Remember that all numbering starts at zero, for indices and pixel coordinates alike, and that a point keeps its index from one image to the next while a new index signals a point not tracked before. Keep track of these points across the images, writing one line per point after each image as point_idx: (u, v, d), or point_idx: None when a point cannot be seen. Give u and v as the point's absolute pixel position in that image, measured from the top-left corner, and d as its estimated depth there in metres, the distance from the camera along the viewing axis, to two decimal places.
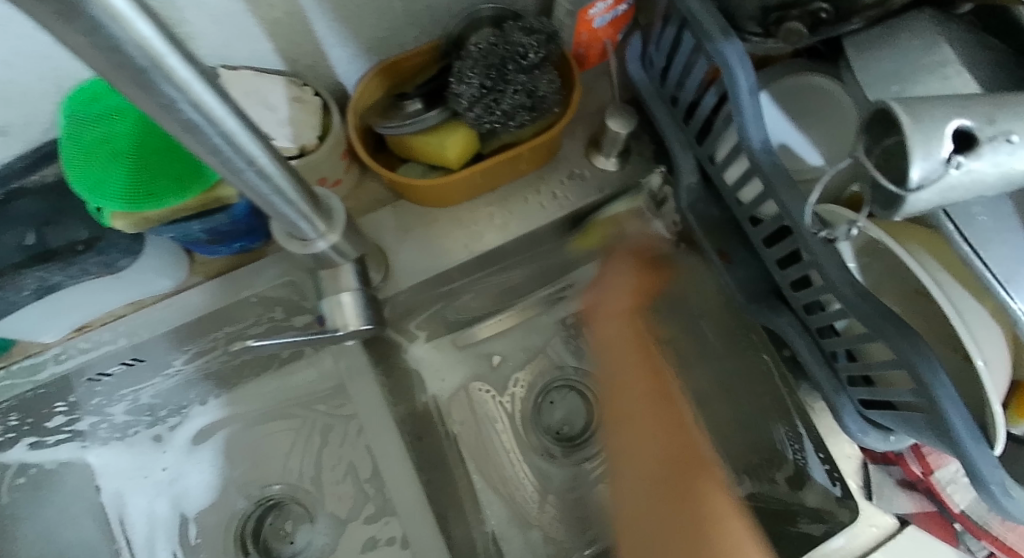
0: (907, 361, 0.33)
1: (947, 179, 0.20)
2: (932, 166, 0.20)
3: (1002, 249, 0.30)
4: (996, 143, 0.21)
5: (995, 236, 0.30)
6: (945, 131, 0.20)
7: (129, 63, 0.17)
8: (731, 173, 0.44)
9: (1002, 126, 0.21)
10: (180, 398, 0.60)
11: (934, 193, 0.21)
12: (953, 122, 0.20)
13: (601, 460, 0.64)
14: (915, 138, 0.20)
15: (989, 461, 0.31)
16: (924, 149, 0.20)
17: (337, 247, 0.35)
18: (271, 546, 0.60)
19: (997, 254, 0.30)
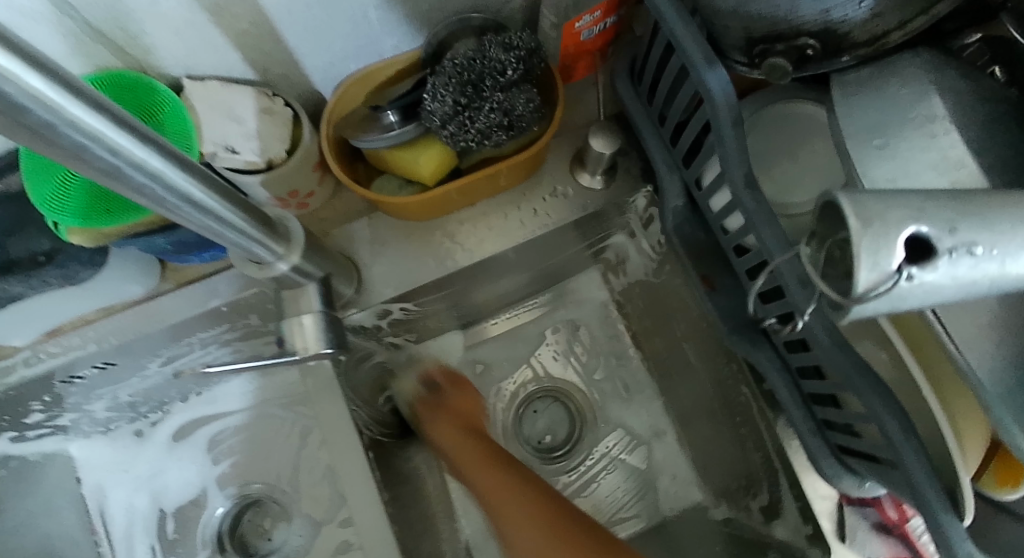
0: (877, 416, 0.32)
1: (893, 291, 0.19)
2: (879, 278, 0.18)
3: (978, 319, 0.28)
4: (956, 255, 0.19)
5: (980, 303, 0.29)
6: (896, 240, 0.18)
7: (29, 121, 0.16)
8: (717, 201, 0.43)
9: (963, 237, 0.19)
10: (162, 395, 0.61)
11: (881, 302, 0.19)
12: (908, 228, 0.18)
13: (579, 474, 0.63)
14: (862, 242, 0.18)
15: (960, 531, 0.30)
16: (868, 262, 0.18)
17: (298, 268, 0.35)
18: (248, 542, 0.61)
19: (967, 327, 0.29)
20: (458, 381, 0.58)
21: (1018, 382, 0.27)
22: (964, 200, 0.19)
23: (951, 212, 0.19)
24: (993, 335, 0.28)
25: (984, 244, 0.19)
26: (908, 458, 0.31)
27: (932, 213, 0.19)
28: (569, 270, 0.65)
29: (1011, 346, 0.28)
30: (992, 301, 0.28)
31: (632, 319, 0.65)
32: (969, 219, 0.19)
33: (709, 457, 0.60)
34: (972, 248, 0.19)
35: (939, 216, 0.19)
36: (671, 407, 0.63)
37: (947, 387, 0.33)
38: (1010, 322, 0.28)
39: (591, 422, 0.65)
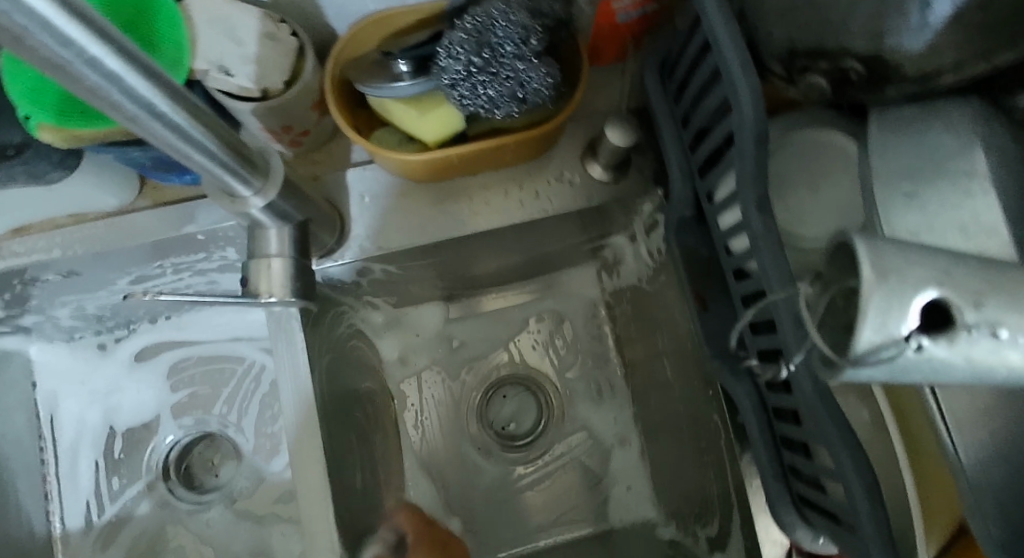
0: (844, 475, 0.31)
1: (897, 360, 0.17)
2: (886, 343, 0.16)
3: (977, 396, 0.27)
4: (975, 334, 0.17)
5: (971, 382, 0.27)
6: (910, 308, 0.16)
7: None
8: (726, 218, 0.41)
9: (989, 316, 0.17)
10: (130, 313, 0.58)
11: (880, 370, 0.17)
12: (928, 292, 0.17)
13: (537, 467, 0.63)
14: (875, 299, 0.16)
15: None
16: (876, 322, 0.16)
17: (274, 207, 0.33)
18: (193, 476, 0.61)
19: (963, 407, 0.27)
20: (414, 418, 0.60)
21: (1002, 476, 0.26)
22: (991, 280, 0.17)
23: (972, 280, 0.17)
24: (988, 418, 0.26)
25: (1010, 328, 0.17)
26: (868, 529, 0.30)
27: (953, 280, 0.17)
28: (562, 261, 0.63)
29: (1005, 432, 0.26)
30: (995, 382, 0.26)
31: (617, 321, 0.64)
32: (998, 296, 0.17)
33: (667, 476, 0.59)
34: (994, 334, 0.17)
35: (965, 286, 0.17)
36: (641, 418, 0.62)
37: (924, 459, 0.32)
38: (1010, 407, 0.26)
39: (558, 417, 0.64)
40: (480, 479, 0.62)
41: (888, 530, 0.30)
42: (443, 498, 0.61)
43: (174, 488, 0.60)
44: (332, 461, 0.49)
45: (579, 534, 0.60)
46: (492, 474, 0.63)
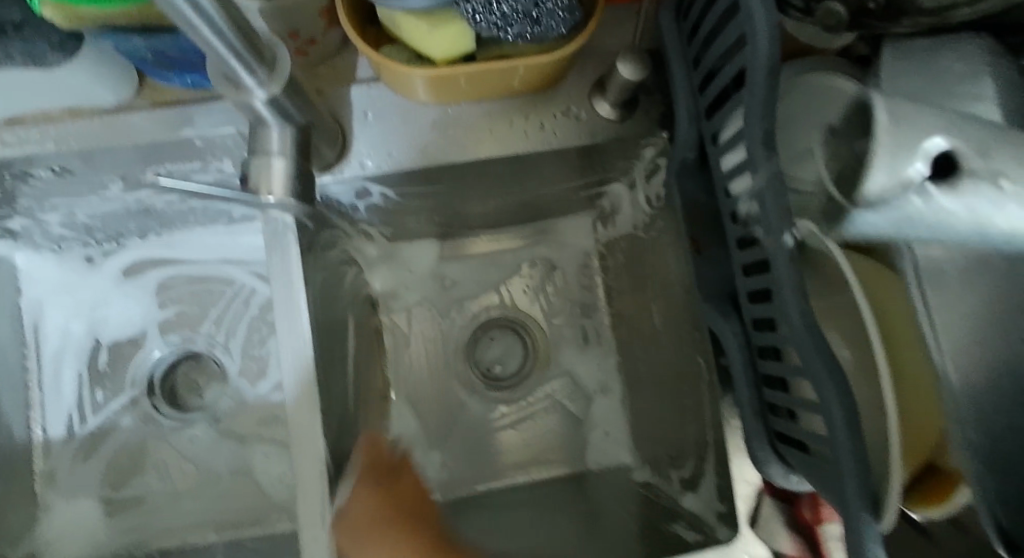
0: (828, 409, 0.31)
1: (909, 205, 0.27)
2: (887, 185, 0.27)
3: (963, 304, 0.29)
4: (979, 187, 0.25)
5: (950, 273, 0.29)
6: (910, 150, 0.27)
7: None
8: (728, 160, 0.41)
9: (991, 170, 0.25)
10: (119, 226, 0.57)
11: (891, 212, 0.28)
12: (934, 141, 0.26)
13: (518, 407, 0.65)
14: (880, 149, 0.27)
15: (875, 531, 0.30)
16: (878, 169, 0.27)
17: (277, 103, 0.32)
18: (178, 395, 0.61)
19: (947, 311, 0.29)
20: (390, 474, 0.54)
21: (977, 375, 0.29)
22: None
23: None
24: (971, 326, 0.29)
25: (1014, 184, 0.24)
26: (844, 455, 0.30)
27: None
28: (559, 208, 0.63)
29: (986, 338, 0.29)
30: (971, 292, 0.29)
31: (609, 272, 0.65)
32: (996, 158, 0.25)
33: (644, 424, 0.60)
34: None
35: None
36: (625, 368, 0.64)
37: (908, 395, 0.33)
38: (988, 314, 0.29)
39: (543, 360, 0.66)
40: (464, 413, 0.64)
41: (864, 459, 0.30)
42: (426, 429, 0.63)
43: (158, 405, 0.60)
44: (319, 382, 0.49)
45: (556, 474, 0.62)
46: (475, 411, 0.65)
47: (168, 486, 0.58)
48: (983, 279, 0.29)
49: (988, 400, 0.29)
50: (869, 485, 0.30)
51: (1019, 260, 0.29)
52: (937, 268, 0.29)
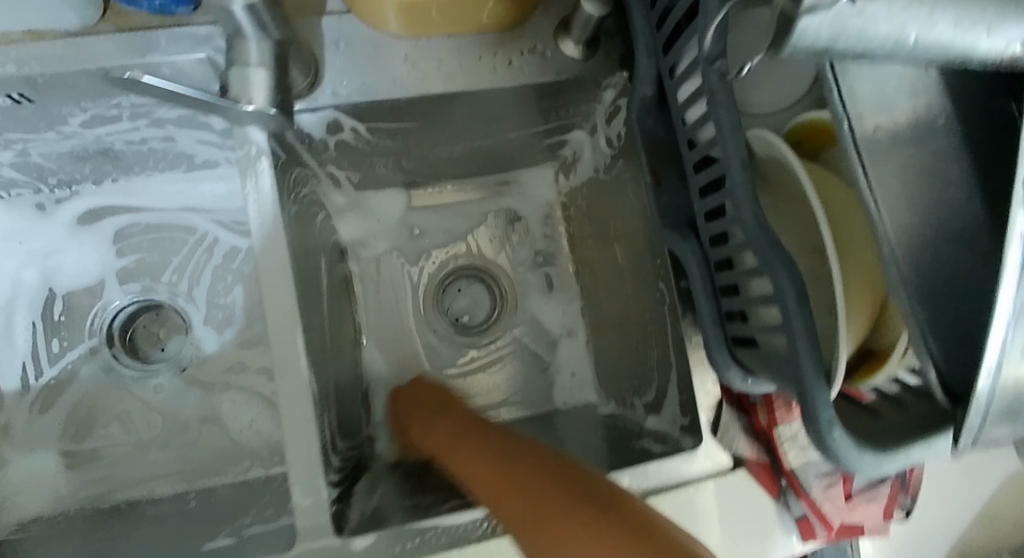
0: (783, 298, 0.34)
1: (839, 10, 0.18)
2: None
3: (903, 161, 0.24)
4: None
5: (884, 136, 0.24)
6: None
7: None
8: (685, 91, 0.44)
9: None
10: (74, 170, 0.55)
11: (825, 23, 0.19)
12: None
13: (487, 352, 0.67)
14: None
15: (825, 398, 0.32)
16: None
17: (255, 11, 0.32)
18: (138, 348, 0.60)
19: (886, 172, 0.24)
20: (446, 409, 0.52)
21: (923, 240, 0.24)
22: None
23: None
24: (911, 189, 0.24)
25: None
26: (799, 333, 0.33)
27: None
28: (523, 157, 0.65)
29: (927, 197, 0.24)
30: (911, 147, 0.24)
31: (571, 221, 0.68)
32: None
33: (609, 361, 0.64)
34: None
35: None
36: (588, 312, 0.67)
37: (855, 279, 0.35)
38: (932, 168, 0.24)
39: (511, 307, 0.68)
40: (435, 358, 0.66)
41: (814, 334, 0.33)
42: (397, 375, 0.64)
43: (119, 354, 0.59)
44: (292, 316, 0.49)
45: (516, 417, 0.65)
46: (445, 355, 0.66)
47: (134, 436, 0.57)
48: (927, 135, 0.25)
49: (935, 268, 0.24)
50: (820, 358, 0.33)
51: (961, 108, 0.25)
52: (873, 134, 0.24)
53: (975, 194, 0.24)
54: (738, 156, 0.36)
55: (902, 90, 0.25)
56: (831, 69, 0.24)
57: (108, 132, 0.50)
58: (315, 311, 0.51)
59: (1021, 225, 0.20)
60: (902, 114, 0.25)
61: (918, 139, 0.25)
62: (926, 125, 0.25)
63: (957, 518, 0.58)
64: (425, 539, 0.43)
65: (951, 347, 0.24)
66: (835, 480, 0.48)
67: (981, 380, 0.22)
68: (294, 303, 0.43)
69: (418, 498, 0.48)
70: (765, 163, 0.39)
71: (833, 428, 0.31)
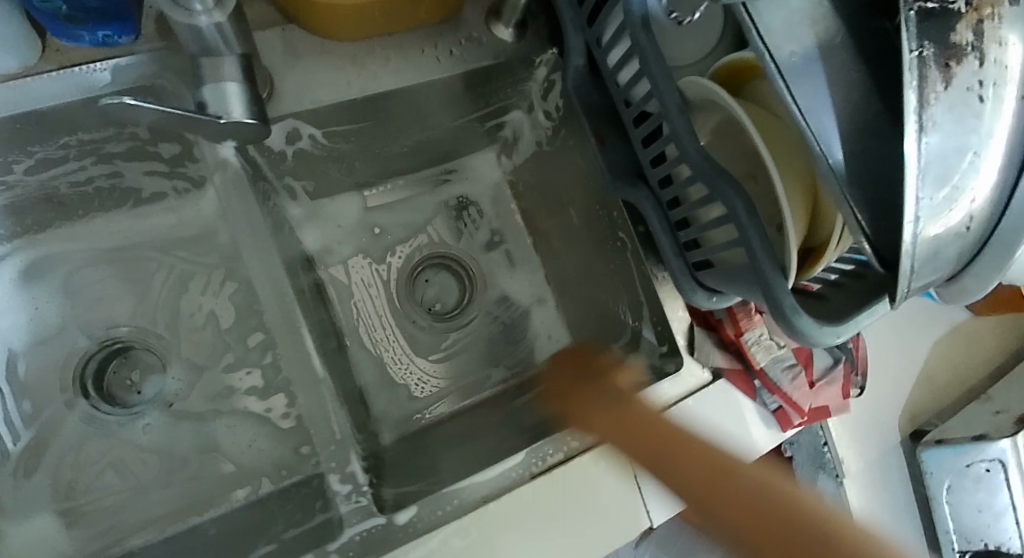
0: (734, 214, 0.40)
1: None
2: None
3: (814, 80, 0.30)
4: None
5: (797, 65, 0.30)
6: None
7: None
8: (614, 56, 0.49)
9: None
10: (14, 225, 0.53)
11: None
12: None
13: (466, 332, 0.71)
14: None
15: (784, 288, 0.38)
16: None
17: (222, 27, 0.34)
18: (113, 395, 0.58)
19: (804, 91, 0.30)
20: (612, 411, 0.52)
21: (840, 140, 0.31)
22: None
23: None
24: (824, 101, 0.30)
25: None
26: (753, 240, 0.39)
27: None
28: (469, 144, 0.69)
29: (836, 104, 0.31)
30: (818, 68, 0.31)
31: (522, 197, 0.72)
32: None
33: (581, 317, 0.69)
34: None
35: None
36: (553, 277, 0.71)
37: (791, 189, 0.41)
38: (837, 82, 0.31)
39: (481, 286, 0.72)
40: (419, 347, 0.68)
41: (764, 237, 0.39)
42: (387, 370, 0.66)
43: (98, 404, 0.57)
44: (284, 324, 0.50)
45: (502, 388, 0.68)
46: (427, 343, 0.69)
47: (132, 480, 0.56)
48: (830, 55, 0.31)
49: (851, 157, 0.31)
50: (773, 258, 0.39)
51: (851, 27, 0.31)
52: (790, 64, 0.30)
53: (872, 95, 0.31)
54: (675, 102, 0.41)
55: (805, 23, 0.31)
56: (746, 7, 0.30)
57: (53, 176, 0.49)
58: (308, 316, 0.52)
59: (913, 102, 0.26)
60: (807, 42, 0.31)
61: (824, 59, 0.31)
62: (828, 47, 0.31)
63: (897, 384, 0.74)
64: (463, 500, 0.48)
65: (876, 217, 0.31)
66: (796, 371, 0.57)
67: (905, 235, 0.28)
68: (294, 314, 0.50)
69: (443, 473, 0.52)
70: (698, 104, 0.45)
71: (795, 311, 0.38)
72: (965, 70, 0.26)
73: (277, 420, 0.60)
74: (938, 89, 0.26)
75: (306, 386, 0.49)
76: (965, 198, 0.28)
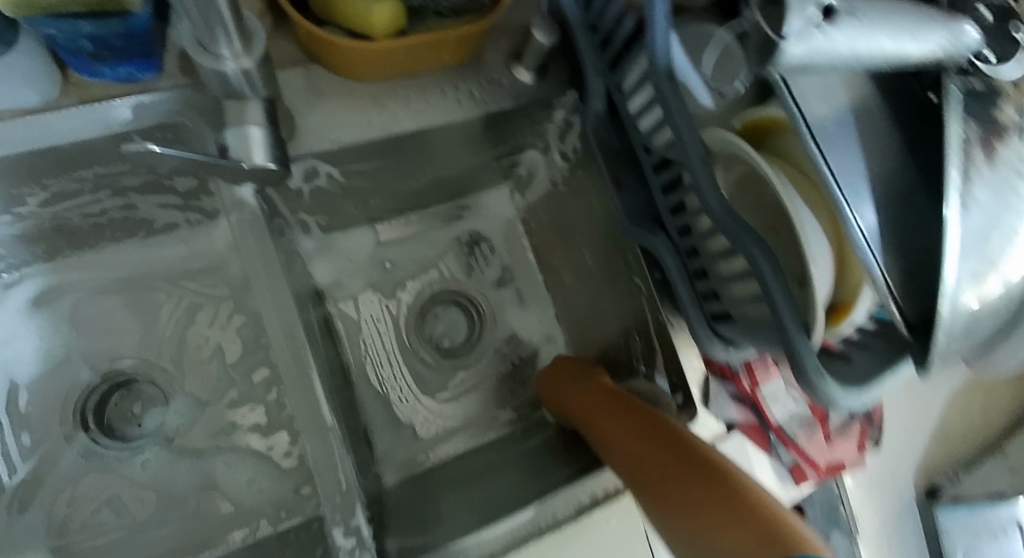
0: (757, 270, 0.39)
1: (814, 40, 0.22)
2: (802, 27, 0.22)
3: (847, 144, 0.30)
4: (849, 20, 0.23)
5: (831, 128, 0.30)
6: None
7: None
8: (635, 102, 0.49)
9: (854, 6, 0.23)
10: (25, 253, 0.52)
11: (805, 49, 0.22)
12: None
13: (474, 370, 0.69)
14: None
15: (810, 350, 0.37)
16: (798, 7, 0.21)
17: (248, 73, 0.35)
18: (113, 428, 0.57)
19: (838, 155, 0.29)
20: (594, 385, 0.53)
21: (874, 204, 0.30)
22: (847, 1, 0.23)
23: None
24: (857, 165, 0.30)
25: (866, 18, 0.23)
26: (778, 298, 0.38)
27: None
28: (482, 181, 0.68)
29: (868, 169, 0.30)
30: (850, 132, 0.30)
31: (535, 234, 0.71)
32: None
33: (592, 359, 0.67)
34: (978, 60, 0.28)
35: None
36: (564, 317, 0.70)
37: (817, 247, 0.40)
38: (870, 147, 0.30)
39: (490, 323, 0.71)
40: (425, 386, 0.67)
41: (788, 295, 0.38)
42: (393, 408, 0.65)
43: (97, 437, 0.56)
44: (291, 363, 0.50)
45: (508, 431, 0.66)
46: (434, 382, 0.68)
47: (126, 518, 0.54)
48: (861, 120, 0.31)
49: (885, 223, 0.30)
50: (798, 318, 0.38)
51: (877, 95, 0.31)
52: (824, 127, 0.30)
53: (904, 162, 0.31)
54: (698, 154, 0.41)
55: (839, 87, 0.30)
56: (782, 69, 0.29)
57: (66, 208, 0.49)
58: (316, 352, 0.51)
59: (958, 178, 0.27)
60: (840, 106, 0.30)
61: (856, 124, 0.30)
62: (861, 112, 0.31)
63: (913, 440, 0.72)
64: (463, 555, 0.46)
65: (909, 287, 0.29)
66: (813, 427, 0.57)
67: (942, 308, 0.28)
68: (304, 354, 0.49)
69: (448, 524, 0.50)
70: (722, 157, 0.45)
71: (821, 374, 0.36)
72: (1007, 153, 0.28)
73: (278, 459, 0.59)
74: (981, 168, 0.27)
75: (312, 427, 0.48)
76: (1000, 271, 0.28)
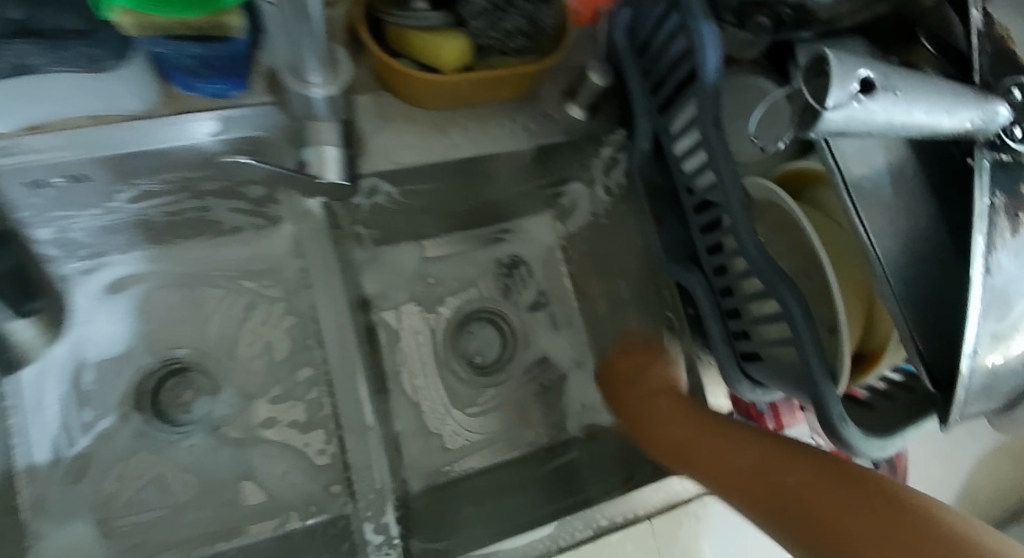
0: (789, 313, 0.40)
1: (851, 110, 0.24)
2: (843, 97, 0.24)
3: (884, 204, 0.32)
4: (886, 95, 0.25)
5: (869, 187, 0.31)
6: (856, 70, 0.24)
7: None
8: (681, 145, 0.51)
9: (891, 82, 0.25)
10: (107, 244, 0.57)
11: (842, 117, 0.24)
12: (863, 69, 0.24)
13: (503, 389, 0.71)
14: (836, 67, 0.24)
15: (835, 395, 0.38)
16: (841, 78, 0.23)
17: (331, 99, 0.38)
18: (164, 412, 0.61)
19: (874, 212, 0.31)
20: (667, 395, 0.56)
21: (908, 261, 0.31)
22: (885, 75, 0.26)
23: (892, 75, 0.26)
24: (894, 223, 0.31)
25: (902, 92, 0.26)
26: (807, 343, 0.39)
27: (879, 70, 0.25)
28: (526, 207, 0.71)
29: (905, 227, 0.31)
30: (886, 191, 0.32)
31: (572, 262, 0.73)
32: (891, 73, 0.26)
33: None
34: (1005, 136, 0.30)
35: (881, 70, 0.25)
36: (595, 344, 0.72)
37: (848, 297, 0.42)
38: (906, 207, 0.32)
39: (523, 343, 0.73)
40: (456, 399, 0.69)
41: (818, 341, 0.39)
42: (423, 418, 0.67)
43: (150, 421, 0.60)
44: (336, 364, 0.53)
45: (532, 450, 0.68)
46: (464, 395, 0.70)
47: (169, 498, 0.58)
48: (897, 182, 0.32)
49: (916, 279, 0.31)
50: (825, 363, 0.39)
51: (915, 159, 0.33)
52: (862, 185, 0.31)
53: (937, 224, 0.32)
54: (739, 197, 0.42)
55: (879, 150, 0.32)
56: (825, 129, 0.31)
57: (150, 206, 0.53)
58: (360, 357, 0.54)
59: (982, 244, 0.28)
60: (879, 166, 0.32)
61: (893, 185, 0.32)
62: (898, 174, 0.33)
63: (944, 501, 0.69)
64: None
65: (934, 343, 0.30)
66: None
67: (962, 365, 0.29)
68: (350, 357, 0.52)
69: (467, 534, 0.52)
70: (760, 202, 0.47)
71: (844, 421, 0.38)
72: None
73: (313, 456, 0.61)
74: (1005, 236, 0.29)
75: (351, 427, 0.50)
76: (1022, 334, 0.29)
